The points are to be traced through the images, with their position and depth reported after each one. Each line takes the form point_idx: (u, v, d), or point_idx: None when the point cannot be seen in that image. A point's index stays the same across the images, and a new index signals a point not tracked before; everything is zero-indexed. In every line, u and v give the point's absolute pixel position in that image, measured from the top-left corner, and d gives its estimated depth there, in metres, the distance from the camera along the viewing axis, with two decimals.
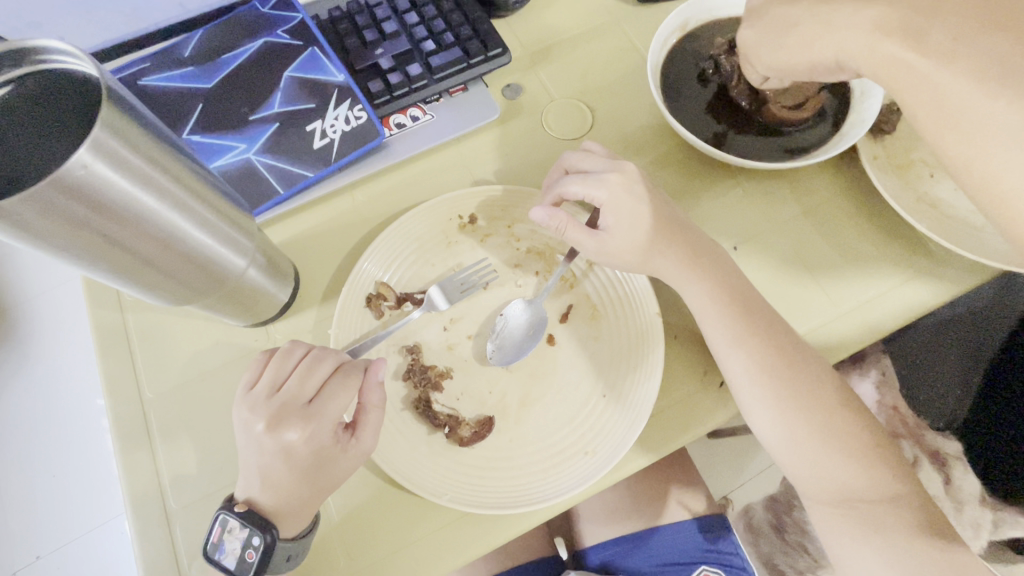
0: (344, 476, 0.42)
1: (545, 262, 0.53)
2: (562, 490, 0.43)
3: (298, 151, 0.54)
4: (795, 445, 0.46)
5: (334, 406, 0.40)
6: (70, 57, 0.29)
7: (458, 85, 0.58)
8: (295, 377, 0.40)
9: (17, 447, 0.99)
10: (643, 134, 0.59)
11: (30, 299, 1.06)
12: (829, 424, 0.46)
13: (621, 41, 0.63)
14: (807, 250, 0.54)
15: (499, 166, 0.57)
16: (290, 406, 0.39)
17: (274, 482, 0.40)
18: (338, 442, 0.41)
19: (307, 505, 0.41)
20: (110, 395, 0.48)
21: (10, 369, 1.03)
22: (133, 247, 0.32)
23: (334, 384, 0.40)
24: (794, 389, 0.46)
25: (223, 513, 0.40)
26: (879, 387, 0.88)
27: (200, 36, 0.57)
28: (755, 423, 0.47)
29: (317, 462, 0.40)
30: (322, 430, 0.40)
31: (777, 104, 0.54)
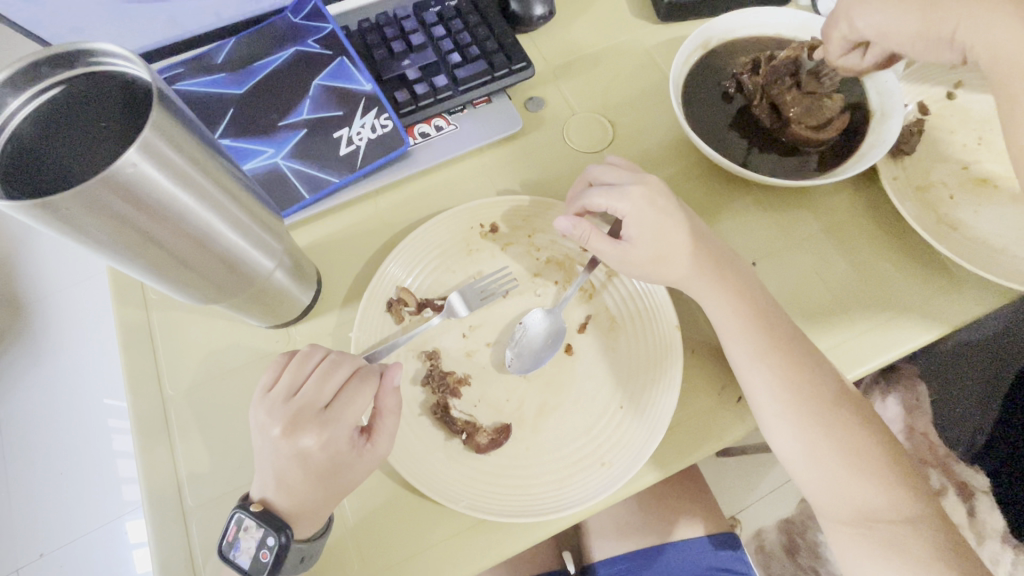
0: (358, 480, 0.42)
1: (565, 272, 0.53)
2: (576, 501, 0.43)
3: (325, 157, 0.55)
4: (814, 462, 0.46)
5: (352, 409, 0.40)
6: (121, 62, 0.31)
7: (482, 96, 0.59)
8: (312, 380, 0.40)
9: (30, 444, 1.00)
10: (663, 148, 0.59)
11: (45, 297, 1.08)
12: (849, 443, 0.46)
13: (642, 58, 0.64)
14: (827, 268, 0.54)
15: (520, 176, 0.58)
16: (306, 410, 0.40)
17: (289, 486, 0.40)
18: (354, 447, 0.41)
19: (322, 509, 0.41)
20: (132, 391, 0.49)
21: (23, 366, 1.04)
22: (170, 244, 0.33)
23: (351, 389, 0.41)
24: (814, 407, 0.46)
25: (239, 512, 0.40)
26: (909, 411, 0.90)
27: (233, 44, 0.59)
28: (774, 439, 0.47)
29: (333, 467, 0.40)
30: (338, 435, 0.40)
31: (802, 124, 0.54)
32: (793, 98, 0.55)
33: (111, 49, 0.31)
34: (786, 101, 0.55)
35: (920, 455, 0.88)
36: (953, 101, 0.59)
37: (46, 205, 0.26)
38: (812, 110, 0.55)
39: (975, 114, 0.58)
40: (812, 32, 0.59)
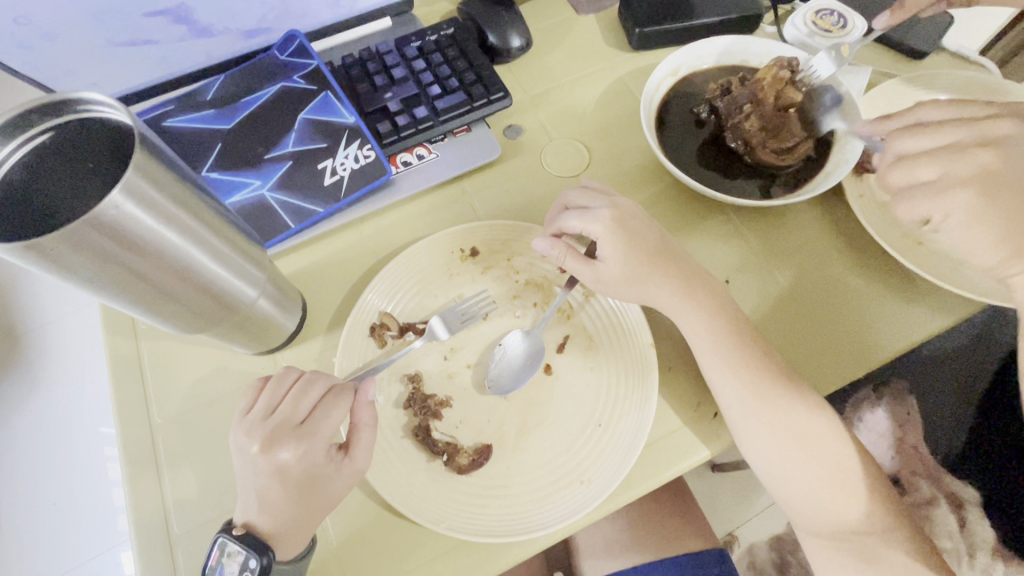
0: (338, 496, 0.43)
1: (543, 293, 0.54)
2: (554, 516, 0.44)
3: (310, 188, 0.57)
4: (788, 475, 0.46)
5: (327, 423, 0.42)
6: (106, 107, 0.33)
7: (461, 125, 0.62)
8: (288, 399, 0.42)
9: (21, 474, 1.00)
10: (638, 171, 0.61)
11: (40, 327, 1.09)
12: (822, 454, 0.47)
13: (617, 85, 0.67)
14: (799, 284, 0.55)
15: (500, 202, 0.60)
16: (283, 427, 0.41)
17: (270, 504, 0.41)
18: (331, 461, 0.42)
19: (302, 528, 0.42)
20: (120, 421, 0.50)
21: (18, 398, 1.04)
22: (154, 278, 0.35)
23: (326, 404, 0.42)
24: (787, 421, 0.47)
25: (222, 536, 0.41)
26: (898, 423, 0.92)
27: (222, 81, 0.61)
28: (750, 453, 0.47)
29: (311, 481, 0.41)
30: (315, 448, 0.41)
31: (765, 150, 0.56)
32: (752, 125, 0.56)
33: (96, 96, 0.32)
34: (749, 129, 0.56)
35: (910, 468, 0.89)
36: None
37: (33, 248, 0.28)
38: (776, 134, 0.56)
39: None
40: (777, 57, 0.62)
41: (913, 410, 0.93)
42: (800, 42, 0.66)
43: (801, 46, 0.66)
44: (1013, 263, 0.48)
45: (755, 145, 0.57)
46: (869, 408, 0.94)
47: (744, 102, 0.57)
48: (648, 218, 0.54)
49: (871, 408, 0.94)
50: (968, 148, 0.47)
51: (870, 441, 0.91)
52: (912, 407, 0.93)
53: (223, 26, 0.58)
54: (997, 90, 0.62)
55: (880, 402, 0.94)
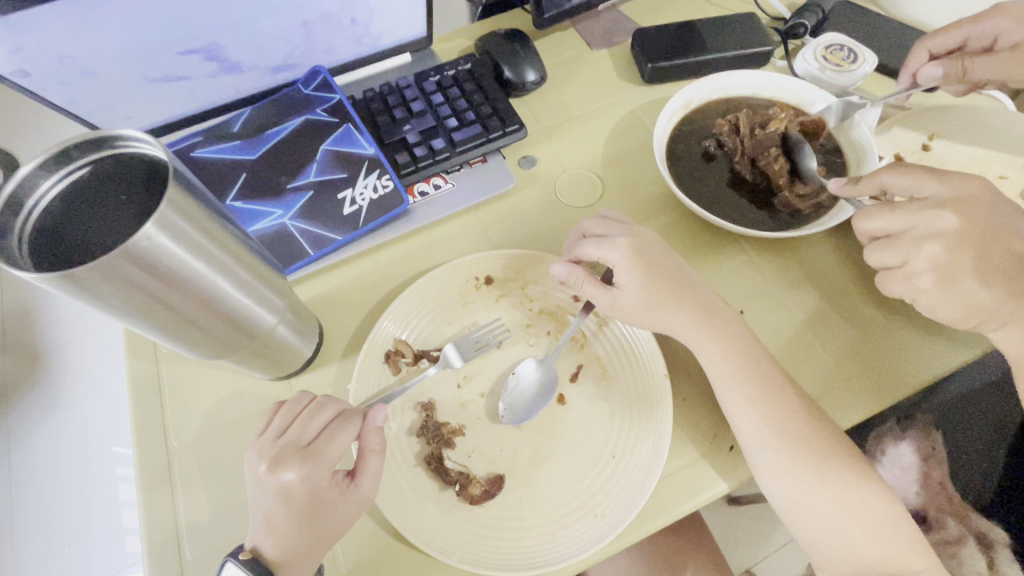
0: (344, 523, 0.42)
1: (556, 322, 0.55)
2: (563, 547, 0.43)
3: (329, 217, 0.58)
4: (811, 509, 0.45)
5: (332, 447, 0.41)
6: (140, 144, 0.34)
7: (477, 156, 0.63)
8: (299, 420, 0.42)
9: (37, 496, 1.01)
10: (651, 200, 0.62)
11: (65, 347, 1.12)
12: (846, 489, 0.46)
13: (630, 117, 0.68)
14: (815, 316, 0.55)
15: (515, 231, 0.61)
16: (290, 446, 0.41)
17: (278, 529, 0.41)
18: (336, 486, 0.42)
19: (310, 555, 0.41)
20: (138, 444, 0.50)
21: (35, 417, 1.06)
22: (177, 307, 0.36)
23: (333, 428, 0.42)
24: (806, 454, 0.46)
25: (230, 559, 0.41)
26: (924, 460, 0.88)
27: (248, 114, 0.64)
28: (769, 487, 0.46)
29: (314, 503, 0.41)
30: (319, 470, 0.41)
31: (790, 193, 0.57)
32: (783, 168, 0.57)
33: (131, 134, 0.34)
34: (774, 171, 0.58)
35: (934, 504, 0.83)
36: (929, 152, 0.62)
37: (65, 279, 0.29)
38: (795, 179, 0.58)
39: (951, 163, 0.61)
40: (786, 93, 0.64)
41: (943, 447, 0.87)
42: (811, 76, 0.68)
43: (811, 79, 0.68)
44: (1007, 314, 0.49)
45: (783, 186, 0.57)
46: (892, 442, 0.91)
47: (772, 146, 0.59)
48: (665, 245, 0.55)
49: (896, 442, 0.91)
50: (928, 222, 0.50)
51: (891, 475, 0.87)
52: (937, 441, 0.88)
53: (252, 63, 0.60)
54: (1008, 125, 0.63)
55: (905, 436, 0.91)
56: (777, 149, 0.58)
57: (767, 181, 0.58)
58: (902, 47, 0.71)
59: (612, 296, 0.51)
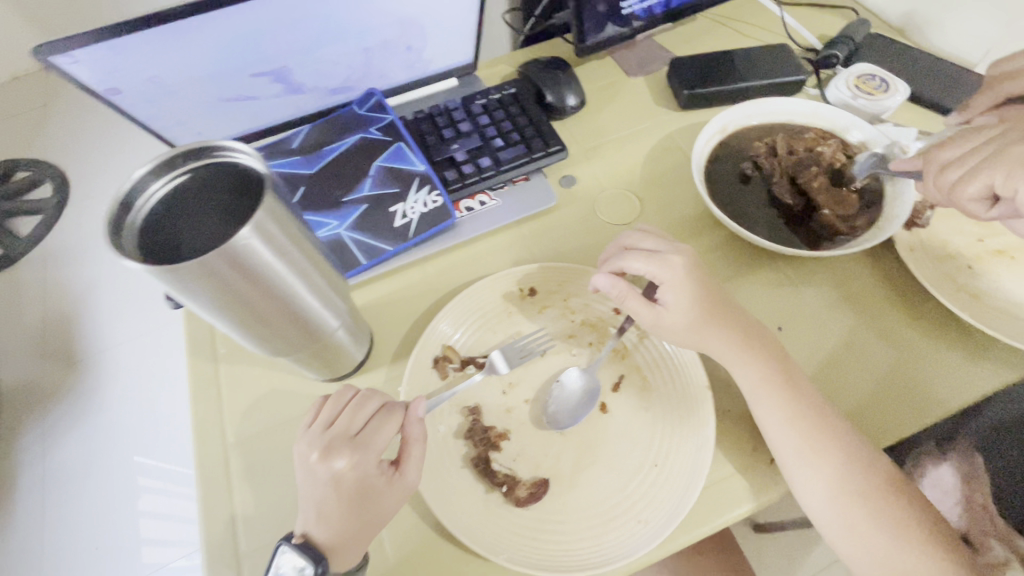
0: (390, 511, 0.44)
1: (597, 333, 0.56)
2: (609, 551, 0.44)
3: (381, 228, 0.61)
4: (853, 525, 0.46)
5: (379, 437, 0.44)
6: (240, 154, 0.38)
7: (521, 174, 0.67)
8: (346, 413, 0.45)
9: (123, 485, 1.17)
10: (688, 219, 0.64)
11: (150, 359, 1.31)
12: (883, 505, 0.47)
13: (667, 141, 0.71)
14: (852, 335, 0.56)
15: (556, 246, 0.63)
16: (339, 437, 0.43)
17: (327, 516, 0.43)
18: (383, 474, 0.44)
19: (360, 542, 0.43)
20: (198, 439, 0.53)
21: (126, 416, 1.24)
22: (255, 306, 0.39)
23: (379, 419, 0.45)
24: (846, 469, 0.47)
25: (283, 544, 0.43)
26: (964, 484, 0.83)
27: (307, 131, 0.68)
28: (811, 503, 0.47)
29: (363, 491, 0.43)
30: (367, 459, 0.43)
31: (832, 212, 0.59)
32: (823, 185, 0.60)
33: (234, 145, 0.37)
34: (815, 190, 0.60)
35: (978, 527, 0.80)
36: None
37: (170, 271, 0.32)
38: (834, 202, 0.60)
39: None
40: (820, 120, 0.66)
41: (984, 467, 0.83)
42: (844, 103, 0.70)
43: (845, 106, 0.70)
44: None
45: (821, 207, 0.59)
46: (934, 465, 0.85)
47: (818, 166, 0.61)
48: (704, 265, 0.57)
49: (935, 464, 0.85)
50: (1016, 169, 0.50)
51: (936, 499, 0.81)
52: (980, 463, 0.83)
53: (314, 84, 0.65)
54: None
55: (946, 458, 0.85)
56: (822, 170, 0.61)
57: (805, 203, 0.60)
58: (932, 77, 0.73)
59: (653, 318, 0.52)
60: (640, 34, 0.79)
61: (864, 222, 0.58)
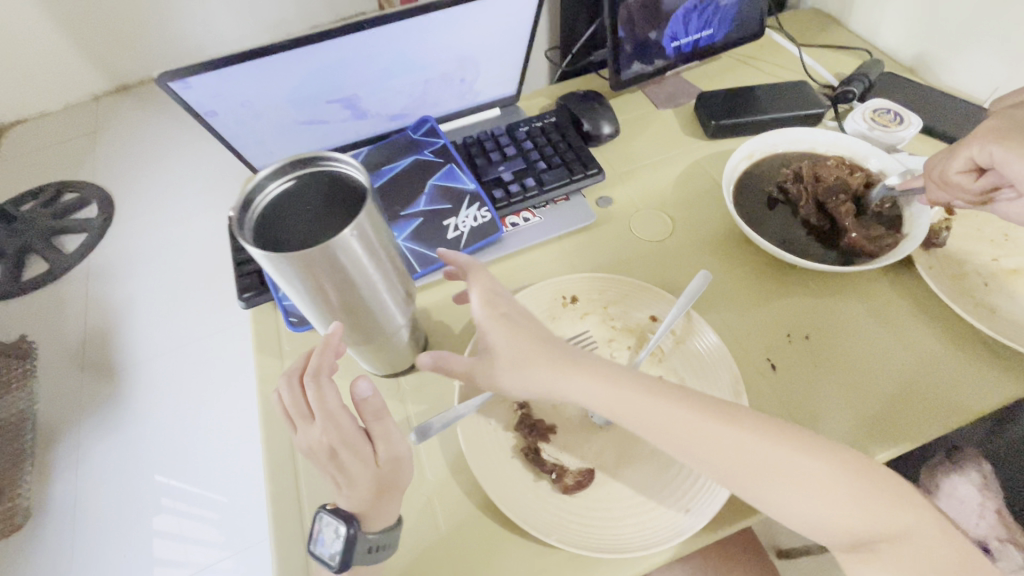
0: (379, 461, 0.47)
1: (636, 338, 0.60)
2: (651, 536, 0.47)
3: (435, 240, 0.67)
4: (866, 529, 0.45)
5: (329, 405, 0.45)
6: (342, 165, 0.43)
7: (562, 194, 0.73)
8: (296, 393, 0.46)
9: (198, 480, 1.34)
10: (717, 237, 0.69)
11: (217, 370, 1.49)
12: (881, 504, 0.45)
13: (695, 167, 0.77)
14: (877, 345, 0.60)
15: (594, 259, 0.68)
16: (303, 415, 0.46)
17: (334, 478, 0.47)
18: (352, 435, 0.46)
19: (372, 492, 0.48)
20: (267, 426, 0.58)
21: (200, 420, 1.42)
22: (336, 294, 0.44)
23: (319, 389, 0.45)
24: (813, 471, 0.45)
25: (319, 510, 0.48)
26: (980, 491, 0.80)
27: (367, 153, 0.75)
28: (775, 507, 0.45)
29: (341, 454, 0.46)
30: (327, 428, 0.45)
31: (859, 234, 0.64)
32: (848, 211, 0.64)
33: (339, 157, 0.43)
34: (841, 215, 0.64)
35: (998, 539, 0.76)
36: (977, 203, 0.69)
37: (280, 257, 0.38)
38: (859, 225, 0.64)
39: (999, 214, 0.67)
40: (841, 148, 0.71)
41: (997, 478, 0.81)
42: (861, 134, 0.76)
43: (863, 137, 0.75)
44: None
45: (846, 229, 0.64)
46: (945, 475, 0.82)
47: (842, 193, 0.65)
48: (697, 286, 0.60)
49: (948, 474, 0.82)
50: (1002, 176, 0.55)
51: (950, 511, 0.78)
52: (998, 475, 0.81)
53: (377, 111, 0.72)
54: None
55: (957, 468, 0.82)
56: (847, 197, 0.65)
57: (830, 225, 0.66)
58: (944, 111, 0.78)
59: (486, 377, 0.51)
60: (671, 71, 0.86)
61: (889, 244, 0.63)
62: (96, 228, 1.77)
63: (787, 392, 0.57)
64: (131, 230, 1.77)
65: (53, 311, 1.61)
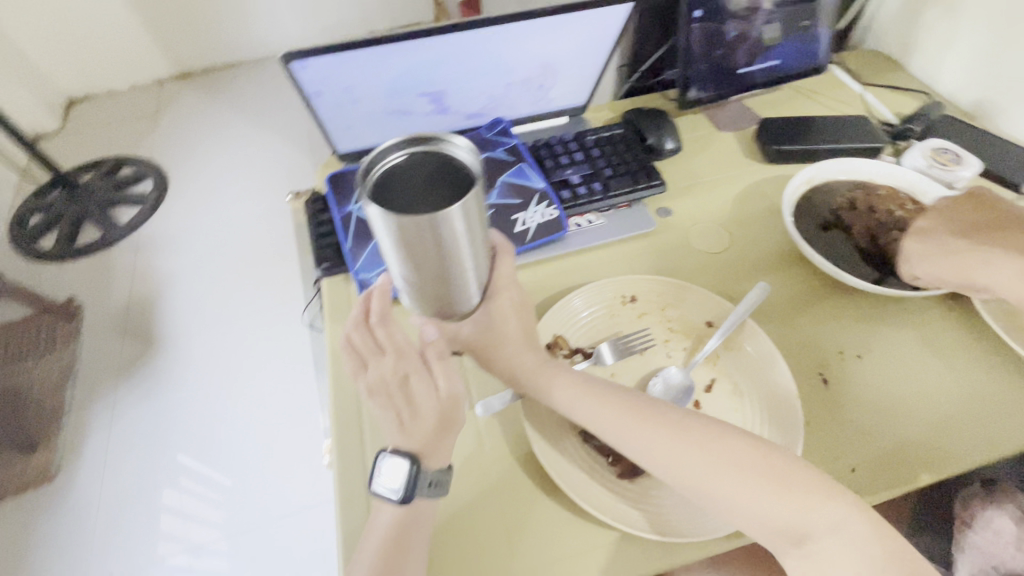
0: (438, 402, 0.50)
1: (691, 341, 0.63)
2: (697, 524, 0.50)
3: (503, 232, 0.71)
4: (797, 527, 0.45)
5: (396, 339, 0.50)
6: (464, 151, 0.40)
7: (625, 202, 0.76)
8: (362, 331, 0.51)
9: (219, 452, 1.35)
10: (773, 254, 0.72)
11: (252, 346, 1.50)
12: (788, 496, 0.46)
13: (754, 188, 0.80)
14: (926, 371, 0.61)
15: (653, 264, 0.71)
16: (370, 351, 0.50)
17: (396, 416, 0.50)
18: (414, 370, 0.50)
19: (431, 435, 0.50)
20: (335, 388, 0.62)
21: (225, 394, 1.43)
22: (426, 266, 0.42)
23: (387, 324, 0.50)
24: (739, 455, 0.47)
25: (380, 451, 0.51)
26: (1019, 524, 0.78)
27: None
28: (719, 500, 0.47)
29: (404, 387, 0.50)
30: (393, 361, 0.49)
31: None
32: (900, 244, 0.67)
33: (463, 142, 0.39)
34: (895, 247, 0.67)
35: None
36: None
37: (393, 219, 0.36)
38: None
39: None
40: (895, 179, 0.73)
41: None
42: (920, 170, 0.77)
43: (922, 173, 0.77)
44: None
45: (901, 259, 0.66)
46: (979, 507, 0.81)
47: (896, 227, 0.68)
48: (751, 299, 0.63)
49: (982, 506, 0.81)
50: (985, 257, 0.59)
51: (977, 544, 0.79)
52: None
53: (458, 108, 0.76)
54: None
55: (992, 499, 0.80)
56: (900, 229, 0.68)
57: (884, 253, 0.68)
58: (1004, 158, 0.80)
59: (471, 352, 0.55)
60: (733, 96, 0.90)
61: None
62: (151, 202, 1.85)
63: (835, 407, 0.59)
64: (182, 207, 1.85)
65: (103, 276, 1.68)
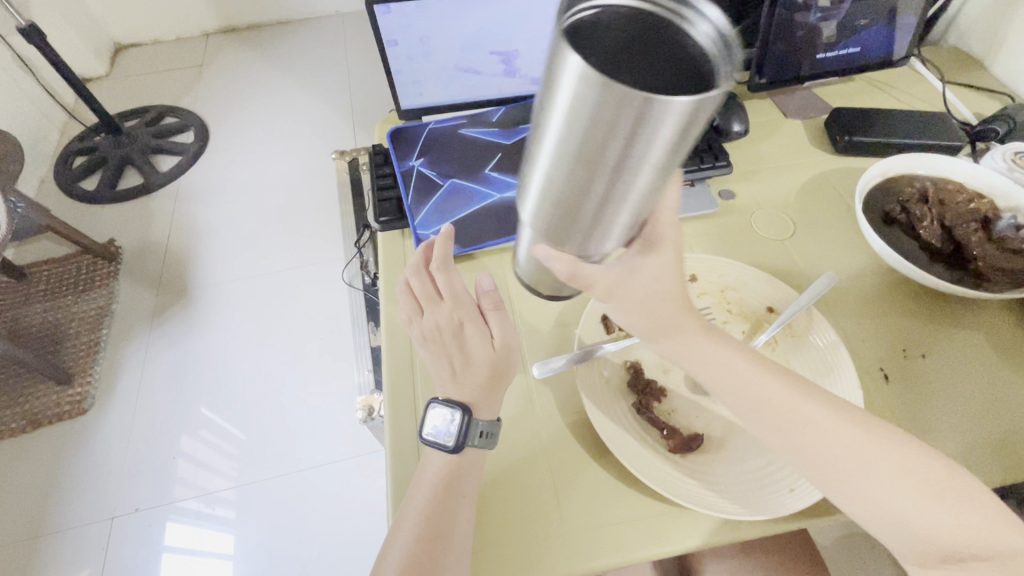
0: (489, 352, 0.54)
1: (750, 325, 0.62)
2: (761, 500, 0.48)
3: None
4: (929, 535, 0.41)
5: (457, 291, 0.55)
6: (707, 32, 0.26)
7: (687, 180, 0.74)
8: (423, 281, 0.56)
9: (244, 402, 1.36)
10: (838, 246, 0.70)
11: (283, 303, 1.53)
12: (932, 496, 0.41)
13: (821, 178, 0.78)
14: (994, 376, 0.59)
15: (713, 245, 0.70)
16: (430, 300, 0.56)
17: (447, 363, 0.55)
18: (470, 321, 0.55)
19: (479, 384, 0.54)
20: (389, 338, 0.62)
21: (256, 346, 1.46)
22: (588, 180, 0.29)
23: (448, 277, 0.55)
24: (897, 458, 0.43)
25: (433, 401, 0.54)
26: None
27: (506, 110, 0.79)
28: (848, 486, 0.43)
29: (460, 335, 0.55)
30: (450, 309, 0.55)
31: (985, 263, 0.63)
32: (975, 239, 0.64)
33: (714, 11, 0.25)
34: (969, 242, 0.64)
35: None
36: None
37: (598, 75, 0.24)
38: (988, 255, 0.63)
39: None
40: (965, 175, 0.71)
41: None
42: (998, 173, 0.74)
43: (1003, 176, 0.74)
44: None
45: (974, 257, 0.63)
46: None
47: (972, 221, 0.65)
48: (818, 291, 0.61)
49: None
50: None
51: None
52: None
53: (526, 72, 0.75)
54: None
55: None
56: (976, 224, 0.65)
57: (956, 251, 0.65)
58: None
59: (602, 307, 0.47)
60: (805, 83, 0.87)
61: (1020, 278, 0.62)
62: (193, 153, 1.88)
63: (898, 404, 0.57)
64: (222, 160, 1.87)
65: (143, 220, 1.71)
